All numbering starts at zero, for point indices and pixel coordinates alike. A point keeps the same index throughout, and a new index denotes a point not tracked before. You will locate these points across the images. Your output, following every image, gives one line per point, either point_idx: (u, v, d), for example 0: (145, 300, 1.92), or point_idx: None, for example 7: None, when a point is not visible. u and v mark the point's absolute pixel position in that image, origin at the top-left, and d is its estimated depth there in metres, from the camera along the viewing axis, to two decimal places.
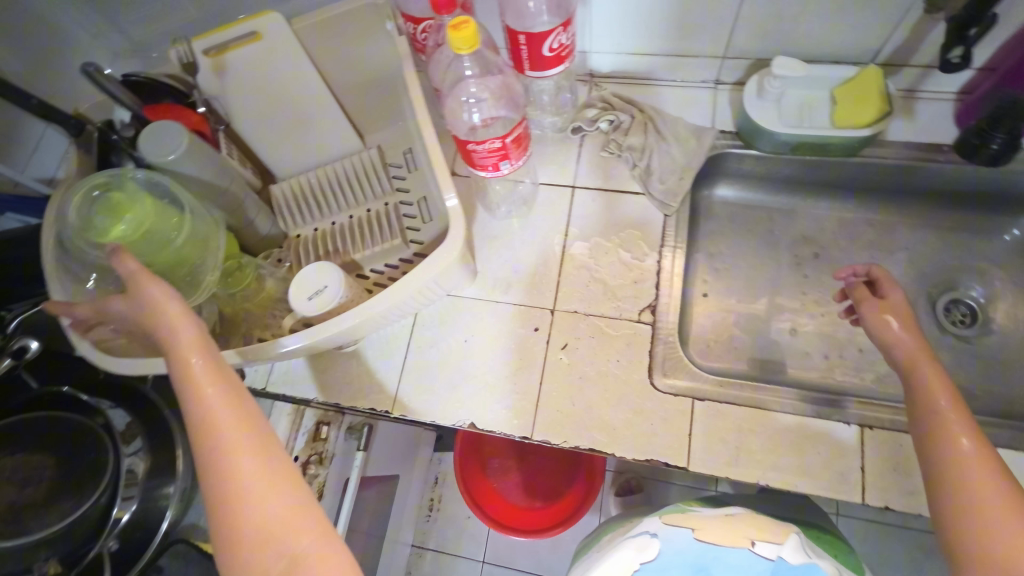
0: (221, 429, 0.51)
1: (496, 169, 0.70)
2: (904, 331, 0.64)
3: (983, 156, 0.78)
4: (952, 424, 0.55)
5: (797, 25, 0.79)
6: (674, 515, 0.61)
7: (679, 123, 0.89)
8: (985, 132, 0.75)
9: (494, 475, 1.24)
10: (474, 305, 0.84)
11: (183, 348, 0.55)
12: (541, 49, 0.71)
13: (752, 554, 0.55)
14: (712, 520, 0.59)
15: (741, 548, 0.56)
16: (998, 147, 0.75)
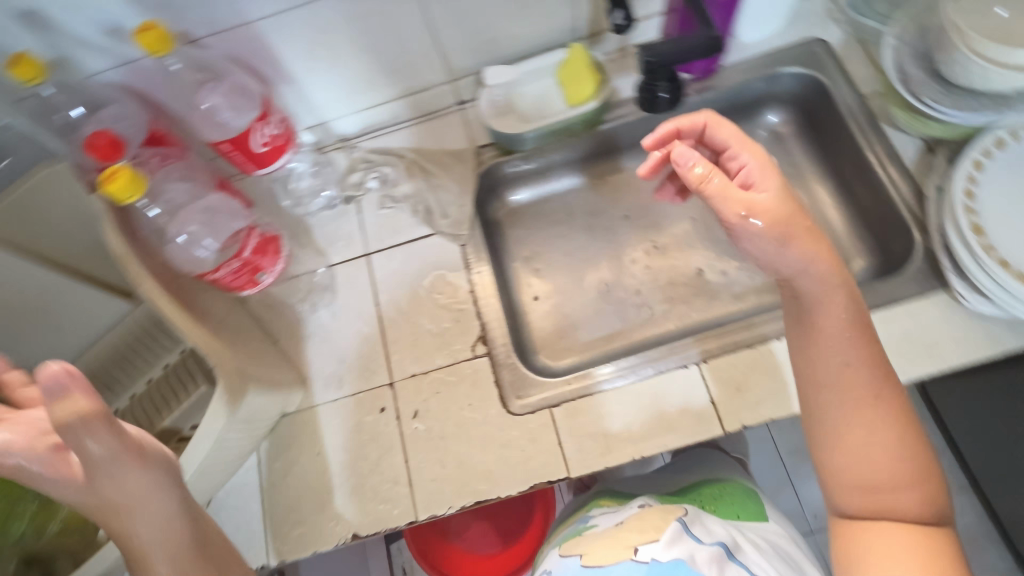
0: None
1: (256, 284, 0.67)
2: (816, 255, 0.51)
3: (661, 105, 0.79)
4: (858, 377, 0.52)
5: (494, 33, 0.80)
6: (574, 546, 0.69)
7: (441, 154, 0.89)
8: (651, 81, 0.76)
9: (458, 536, 1.13)
10: (314, 413, 0.79)
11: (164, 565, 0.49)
12: (251, 146, 0.69)
13: (633, 562, 0.58)
14: (603, 539, 0.66)
15: (626, 559, 0.59)
16: (665, 94, 0.77)
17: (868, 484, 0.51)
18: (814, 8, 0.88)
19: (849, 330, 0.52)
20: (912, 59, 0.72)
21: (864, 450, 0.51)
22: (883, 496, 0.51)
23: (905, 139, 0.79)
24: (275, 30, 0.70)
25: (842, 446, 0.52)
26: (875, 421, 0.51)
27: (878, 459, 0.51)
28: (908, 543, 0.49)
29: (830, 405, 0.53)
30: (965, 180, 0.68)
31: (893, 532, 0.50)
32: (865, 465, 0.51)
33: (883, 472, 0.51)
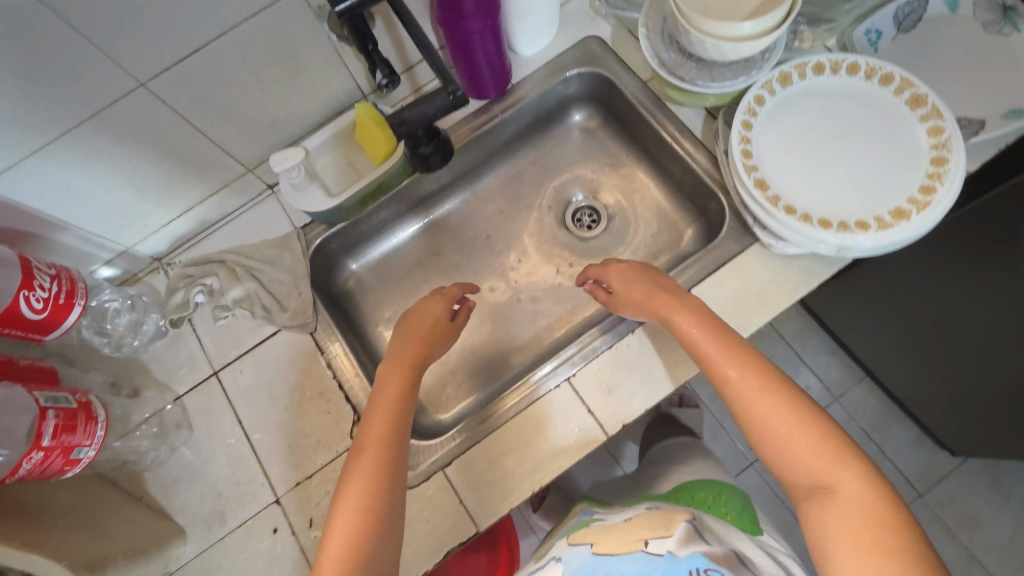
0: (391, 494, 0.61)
1: (76, 463, 0.60)
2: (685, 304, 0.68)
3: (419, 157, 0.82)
4: (717, 356, 0.63)
5: (273, 113, 0.78)
6: (579, 537, 0.64)
7: (263, 245, 0.85)
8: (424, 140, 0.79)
9: None
10: (203, 560, 0.73)
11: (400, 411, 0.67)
12: (27, 315, 0.61)
13: (644, 554, 0.54)
14: (613, 534, 0.62)
15: (637, 551, 0.55)
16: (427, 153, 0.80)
17: (806, 476, 0.56)
18: (580, 7, 0.91)
19: (728, 358, 0.63)
20: (664, 44, 0.76)
21: (760, 416, 0.59)
22: (819, 479, 0.55)
23: (689, 112, 0.83)
24: (11, 186, 0.64)
25: (774, 449, 0.59)
26: (787, 419, 0.58)
27: (805, 451, 0.57)
28: (858, 517, 0.52)
29: (752, 420, 0.60)
30: (740, 142, 0.71)
31: (842, 514, 0.53)
32: (769, 429, 0.59)
33: (813, 461, 0.56)
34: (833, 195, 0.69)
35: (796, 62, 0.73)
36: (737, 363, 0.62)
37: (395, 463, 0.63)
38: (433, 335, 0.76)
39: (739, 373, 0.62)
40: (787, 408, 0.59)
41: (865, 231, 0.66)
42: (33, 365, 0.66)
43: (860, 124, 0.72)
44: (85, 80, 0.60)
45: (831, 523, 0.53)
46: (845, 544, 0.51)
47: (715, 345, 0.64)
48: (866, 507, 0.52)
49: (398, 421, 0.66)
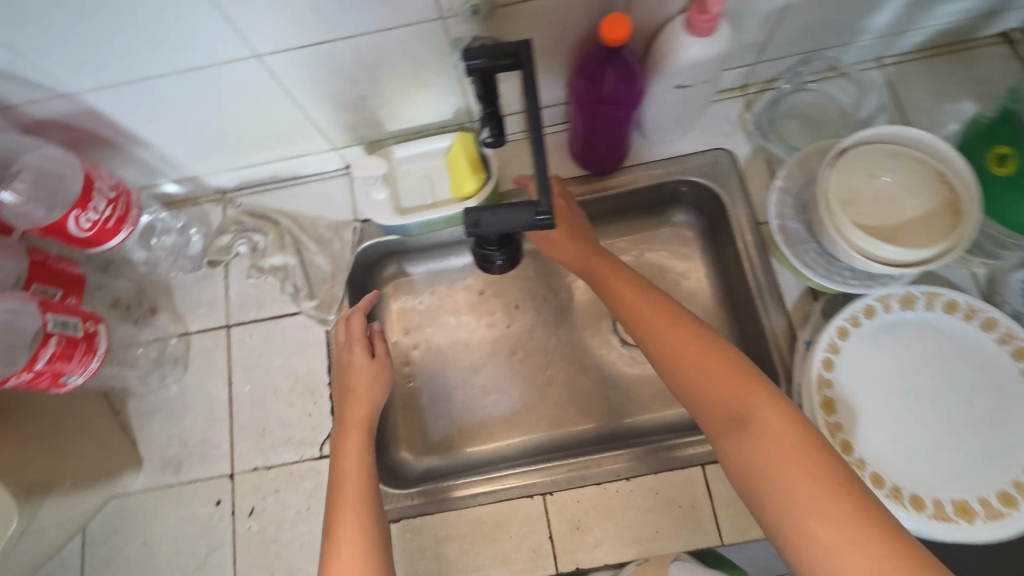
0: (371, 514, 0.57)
1: (61, 386, 0.62)
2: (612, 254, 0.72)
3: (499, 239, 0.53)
4: (637, 300, 0.65)
5: (375, 109, 0.74)
6: None
7: (318, 224, 0.84)
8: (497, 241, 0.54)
9: None
10: (147, 497, 0.75)
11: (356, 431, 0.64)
12: (72, 231, 0.63)
13: None
14: None
15: None
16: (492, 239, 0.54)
17: (721, 407, 0.53)
18: (730, 113, 0.82)
19: (648, 305, 0.63)
20: (794, 212, 0.67)
21: (675, 352, 0.58)
22: (731, 409, 0.53)
23: (790, 278, 0.75)
24: (104, 103, 0.64)
25: (689, 388, 0.56)
26: (694, 355, 0.57)
27: (714, 385, 0.54)
28: (780, 441, 0.49)
29: (667, 363, 0.58)
30: (826, 348, 0.65)
31: (761, 438, 0.50)
32: (684, 364, 0.57)
33: (721, 391, 0.54)
34: (900, 450, 0.62)
35: (929, 290, 0.65)
36: (652, 311, 0.63)
37: (380, 542, 0.55)
38: (373, 386, 0.67)
39: (656, 318, 0.62)
40: (696, 346, 0.57)
41: (918, 510, 0.59)
42: (67, 269, 0.68)
43: (950, 360, 0.64)
44: (201, 40, 0.57)
45: (758, 453, 0.49)
46: (775, 474, 0.48)
47: (642, 299, 0.64)
48: (779, 427, 0.50)
49: (369, 492, 0.58)
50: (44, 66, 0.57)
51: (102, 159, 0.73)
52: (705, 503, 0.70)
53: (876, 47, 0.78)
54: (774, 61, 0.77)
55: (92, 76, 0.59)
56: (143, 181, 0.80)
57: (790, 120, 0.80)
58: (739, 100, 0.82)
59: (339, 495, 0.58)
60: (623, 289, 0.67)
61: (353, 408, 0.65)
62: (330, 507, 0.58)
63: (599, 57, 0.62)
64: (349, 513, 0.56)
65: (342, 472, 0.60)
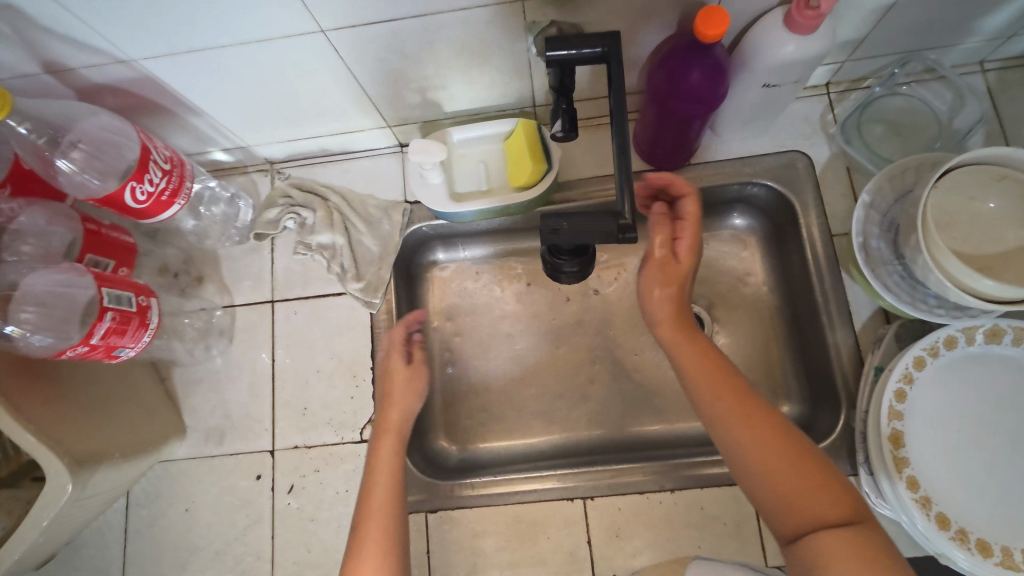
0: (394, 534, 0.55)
1: (114, 358, 0.62)
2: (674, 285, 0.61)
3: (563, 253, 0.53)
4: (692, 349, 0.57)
5: (436, 89, 0.70)
6: None
7: (368, 203, 0.82)
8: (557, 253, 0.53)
9: None
10: (190, 465, 0.76)
11: (387, 438, 0.62)
12: (128, 203, 0.62)
13: None
14: None
15: None
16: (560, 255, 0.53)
17: (789, 507, 0.47)
18: (809, 113, 0.77)
19: (701, 361, 0.55)
20: (879, 231, 0.63)
21: (732, 429, 0.51)
22: (812, 522, 0.46)
23: (861, 296, 0.72)
24: (163, 71, 0.62)
25: (759, 477, 0.49)
26: (771, 443, 0.50)
27: (784, 480, 0.48)
28: (857, 560, 0.43)
29: (734, 442, 0.51)
30: (900, 377, 0.61)
31: (848, 564, 0.43)
32: (743, 442, 0.51)
33: (802, 498, 0.47)
34: (968, 492, 0.59)
35: (1019, 325, 0.61)
36: (714, 370, 0.55)
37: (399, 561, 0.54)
38: (411, 392, 0.66)
39: (712, 379, 0.54)
40: (765, 432, 0.50)
41: (984, 556, 0.56)
42: (118, 239, 0.68)
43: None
44: (267, 14, 0.54)
45: (832, 572, 0.44)
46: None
47: (695, 353, 0.56)
48: (872, 557, 0.43)
49: (395, 501, 0.57)
50: (104, 32, 0.55)
51: (155, 127, 0.72)
52: (750, 521, 0.68)
53: (982, 50, 0.71)
54: (866, 59, 0.71)
55: (155, 44, 0.57)
56: (194, 148, 0.78)
57: (877, 125, 0.74)
58: (823, 99, 0.76)
59: (366, 503, 0.57)
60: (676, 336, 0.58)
61: (391, 411, 0.64)
62: (358, 509, 0.57)
63: (686, 52, 0.58)
64: (371, 531, 0.54)
65: (371, 477, 0.59)
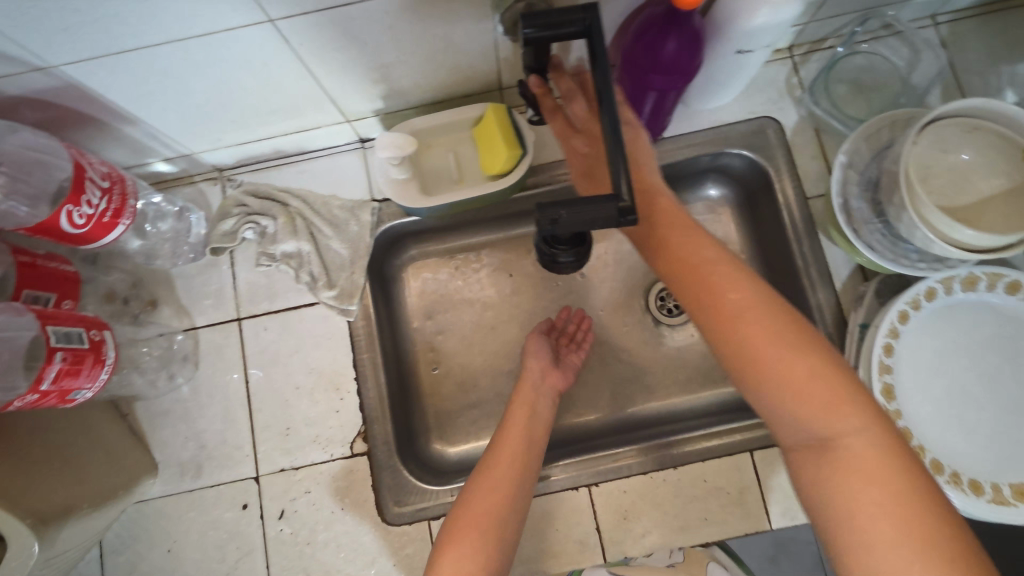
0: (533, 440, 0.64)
1: (70, 402, 0.56)
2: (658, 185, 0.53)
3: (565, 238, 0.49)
4: (686, 252, 0.50)
5: (397, 78, 0.66)
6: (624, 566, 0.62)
7: (332, 204, 0.77)
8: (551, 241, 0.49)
9: None
10: (166, 504, 0.71)
11: (530, 371, 0.72)
12: (65, 229, 0.55)
13: None
14: None
15: None
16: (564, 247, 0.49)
17: (797, 419, 0.45)
18: (775, 78, 0.77)
19: (702, 262, 0.49)
20: (859, 190, 0.64)
21: (738, 334, 0.46)
22: (817, 434, 0.44)
23: (840, 256, 0.72)
24: (91, 77, 0.55)
25: (760, 388, 0.46)
26: (773, 355, 0.45)
27: (793, 389, 0.44)
28: (870, 480, 0.42)
29: (730, 355, 0.47)
30: (886, 333, 0.62)
31: (854, 481, 0.42)
32: (748, 350, 0.46)
33: (808, 411, 0.44)
34: (958, 436, 0.61)
35: (992, 270, 0.62)
36: (701, 267, 0.49)
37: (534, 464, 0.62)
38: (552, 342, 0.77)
39: (713, 280, 0.48)
40: (779, 340, 0.45)
41: (976, 494, 0.59)
42: (58, 269, 0.61)
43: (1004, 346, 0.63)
44: (210, 5, 0.49)
45: (840, 490, 0.42)
46: (866, 527, 0.41)
47: (693, 253, 0.49)
48: (884, 477, 0.41)
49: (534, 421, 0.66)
50: (16, 37, 0.48)
51: (83, 140, 0.65)
52: (753, 487, 0.69)
53: (933, 5, 0.73)
54: (826, 19, 0.72)
55: (79, 46, 0.50)
56: (129, 161, 0.71)
57: (842, 85, 0.75)
58: (787, 63, 0.77)
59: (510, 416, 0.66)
60: (665, 229, 0.51)
61: (531, 349, 0.74)
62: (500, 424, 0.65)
63: (662, 20, 0.56)
64: (513, 434, 0.63)
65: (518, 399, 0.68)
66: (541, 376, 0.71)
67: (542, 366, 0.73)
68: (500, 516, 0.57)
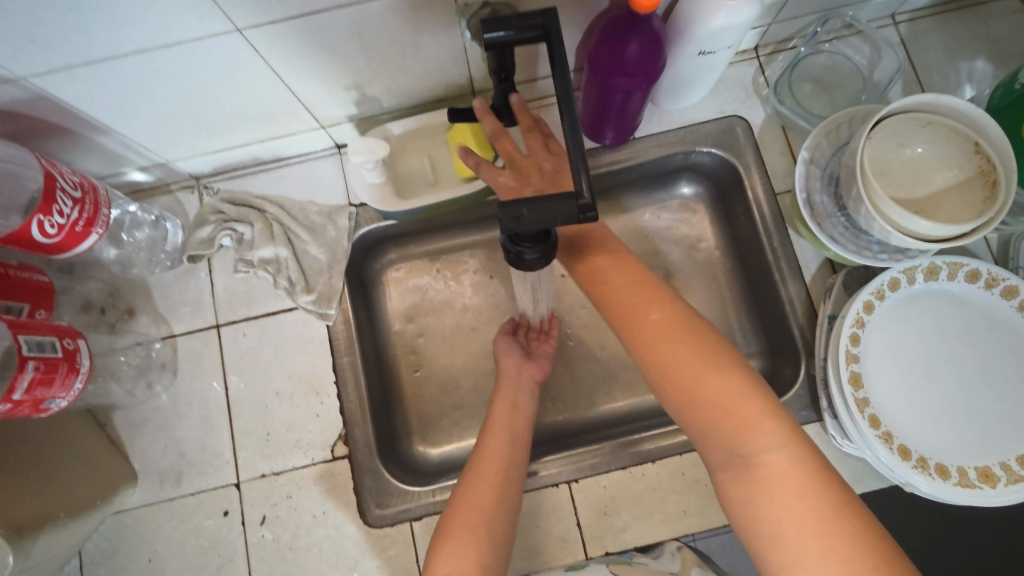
0: (515, 436, 0.65)
1: (45, 412, 0.56)
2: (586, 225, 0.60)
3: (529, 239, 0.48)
4: (625, 294, 0.56)
5: (369, 84, 0.67)
6: (624, 567, 0.63)
7: (309, 210, 0.78)
8: (516, 240, 0.48)
9: None
10: (146, 513, 0.71)
11: (509, 370, 0.73)
12: (36, 239, 0.56)
13: None
14: None
15: None
16: (530, 248, 0.48)
17: (722, 439, 0.48)
18: (742, 78, 0.79)
19: (637, 301, 0.55)
20: (822, 185, 0.66)
21: (665, 364, 0.51)
22: (742, 453, 0.47)
23: (809, 250, 0.74)
24: (59, 88, 0.55)
25: (688, 411, 0.50)
26: (699, 381, 0.50)
27: (718, 410, 0.48)
28: (794, 493, 0.44)
29: (664, 382, 0.51)
30: (853, 323, 0.64)
31: (777, 498, 0.44)
32: (677, 378, 0.51)
33: (730, 431, 0.48)
34: (923, 422, 0.62)
35: (952, 260, 0.64)
36: (644, 306, 0.55)
37: (518, 461, 0.63)
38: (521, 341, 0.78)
39: (643, 316, 0.54)
40: (705, 367, 0.50)
41: (943, 478, 0.60)
42: (31, 279, 0.61)
43: (965, 333, 0.65)
44: (178, 15, 0.49)
45: (765, 502, 0.45)
46: (793, 547, 0.43)
47: (627, 292, 0.56)
48: (806, 490, 0.44)
49: (514, 419, 0.67)
50: None
51: (56, 151, 0.65)
52: None
53: (892, 4, 0.75)
54: (788, 20, 0.74)
55: (47, 57, 0.51)
56: (104, 171, 0.71)
57: (807, 83, 0.77)
58: (753, 63, 0.79)
59: (491, 416, 0.67)
60: (603, 274, 0.58)
61: (500, 347, 0.76)
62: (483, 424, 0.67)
63: (624, 23, 0.58)
64: (495, 433, 0.64)
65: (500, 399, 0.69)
66: (523, 376, 0.73)
67: (524, 365, 0.74)
68: (496, 510, 0.58)
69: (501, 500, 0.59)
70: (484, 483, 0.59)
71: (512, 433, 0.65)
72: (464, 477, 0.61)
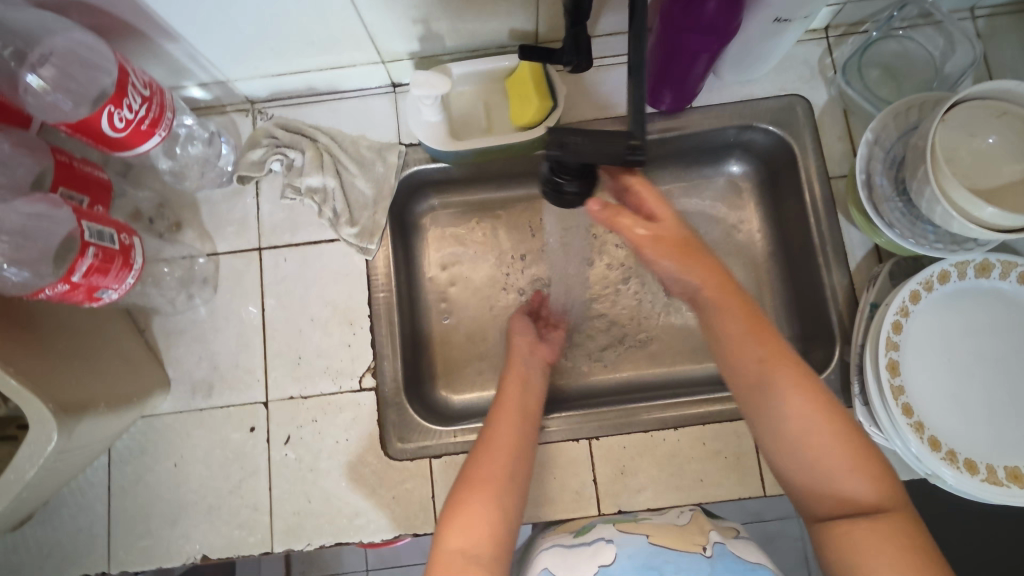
0: (527, 422, 0.63)
1: (97, 300, 0.58)
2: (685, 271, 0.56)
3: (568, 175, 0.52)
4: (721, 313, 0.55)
5: (436, 21, 0.67)
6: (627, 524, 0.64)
7: (360, 144, 0.78)
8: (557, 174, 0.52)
9: None
10: (176, 419, 0.73)
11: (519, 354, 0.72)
12: (105, 130, 0.57)
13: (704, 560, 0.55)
14: (669, 530, 0.61)
15: (693, 554, 0.56)
16: (569, 183, 0.52)
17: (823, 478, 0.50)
18: (809, 57, 0.77)
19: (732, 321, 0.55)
20: (882, 167, 0.65)
21: (762, 395, 0.52)
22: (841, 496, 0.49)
23: (857, 237, 0.73)
24: None
25: (787, 447, 0.51)
26: (797, 416, 0.51)
27: (821, 450, 0.50)
28: (887, 538, 0.46)
29: (760, 411, 0.52)
30: (897, 311, 0.63)
31: (876, 541, 0.46)
32: (775, 411, 0.52)
33: (829, 472, 0.49)
34: (957, 417, 0.62)
35: (1006, 258, 0.63)
36: (740, 330, 0.54)
37: (528, 442, 0.61)
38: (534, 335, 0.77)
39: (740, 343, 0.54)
40: (805, 404, 0.51)
41: (971, 473, 0.60)
42: (93, 174, 0.63)
43: (1010, 333, 0.64)
44: None
45: (860, 541, 0.46)
46: None
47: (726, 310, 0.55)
48: (898, 535, 0.46)
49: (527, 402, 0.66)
50: None
51: (125, 53, 0.66)
52: (751, 455, 0.70)
53: None
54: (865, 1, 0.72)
55: None
56: (166, 82, 0.71)
57: (874, 69, 0.75)
58: (822, 43, 0.77)
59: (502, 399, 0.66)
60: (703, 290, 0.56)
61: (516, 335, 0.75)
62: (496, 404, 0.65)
63: None
64: (506, 413, 0.63)
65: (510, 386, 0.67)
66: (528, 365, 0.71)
67: (532, 351, 0.74)
68: (512, 486, 0.57)
69: (513, 478, 0.57)
70: (499, 461, 0.58)
71: (523, 415, 0.64)
72: (474, 458, 0.59)
